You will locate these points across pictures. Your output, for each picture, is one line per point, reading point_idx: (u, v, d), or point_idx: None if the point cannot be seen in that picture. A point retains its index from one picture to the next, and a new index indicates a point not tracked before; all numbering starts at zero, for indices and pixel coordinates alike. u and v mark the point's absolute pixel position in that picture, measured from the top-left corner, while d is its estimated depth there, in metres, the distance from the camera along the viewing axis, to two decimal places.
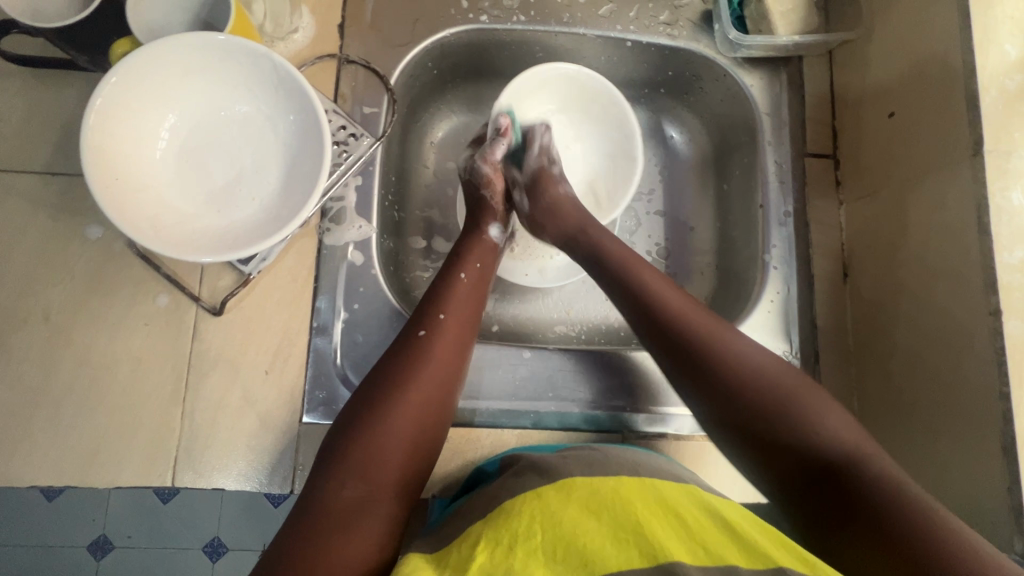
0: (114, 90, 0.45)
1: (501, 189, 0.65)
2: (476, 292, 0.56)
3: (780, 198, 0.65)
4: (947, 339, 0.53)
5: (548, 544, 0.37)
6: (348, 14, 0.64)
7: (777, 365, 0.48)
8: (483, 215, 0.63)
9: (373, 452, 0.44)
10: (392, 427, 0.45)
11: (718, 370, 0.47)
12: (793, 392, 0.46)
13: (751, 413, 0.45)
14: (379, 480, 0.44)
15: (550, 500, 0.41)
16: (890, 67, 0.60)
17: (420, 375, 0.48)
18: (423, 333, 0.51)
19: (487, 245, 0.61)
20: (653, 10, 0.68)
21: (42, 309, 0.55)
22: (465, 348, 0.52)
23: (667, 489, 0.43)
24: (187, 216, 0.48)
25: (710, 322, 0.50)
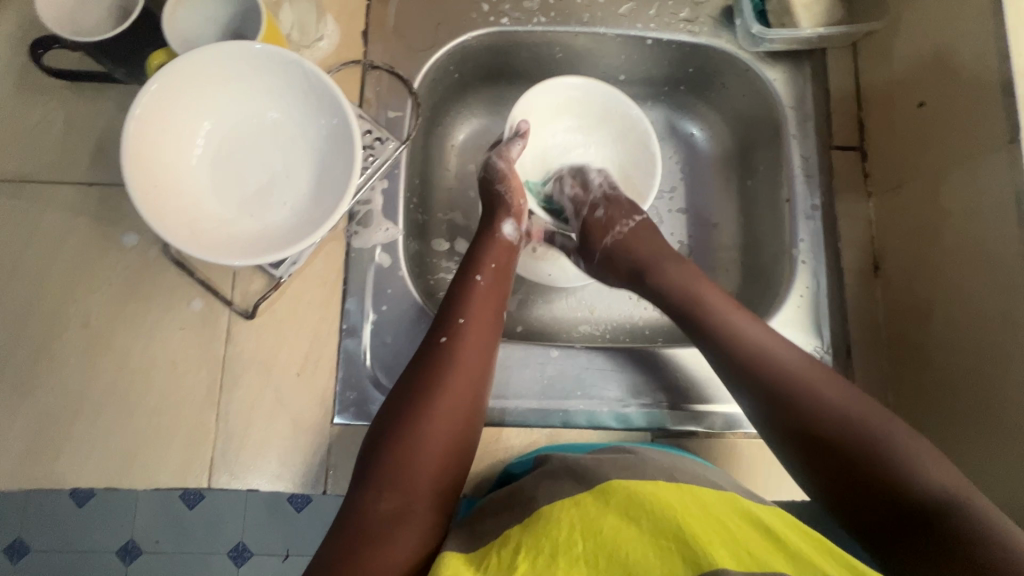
0: (152, 100, 0.46)
1: (515, 183, 0.63)
2: (494, 294, 0.56)
3: (807, 192, 0.65)
4: (989, 331, 0.51)
5: (591, 554, 0.37)
6: (371, 20, 0.65)
7: (858, 399, 0.46)
8: (496, 214, 0.62)
9: (403, 464, 0.44)
10: (421, 438, 0.45)
11: (796, 404, 0.46)
12: (876, 428, 0.44)
13: (822, 446, 0.45)
14: (413, 489, 0.44)
15: (589, 507, 0.41)
16: (918, 57, 0.59)
17: (444, 384, 0.48)
18: (445, 339, 0.51)
19: (502, 244, 0.60)
20: (673, 7, 0.68)
21: (82, 316, 0.57)
22: (488, 349, 0.52)
23: (708, 494, 0.43)
24: (223, 223, 0.49)
25: (777, 352, 0.50)
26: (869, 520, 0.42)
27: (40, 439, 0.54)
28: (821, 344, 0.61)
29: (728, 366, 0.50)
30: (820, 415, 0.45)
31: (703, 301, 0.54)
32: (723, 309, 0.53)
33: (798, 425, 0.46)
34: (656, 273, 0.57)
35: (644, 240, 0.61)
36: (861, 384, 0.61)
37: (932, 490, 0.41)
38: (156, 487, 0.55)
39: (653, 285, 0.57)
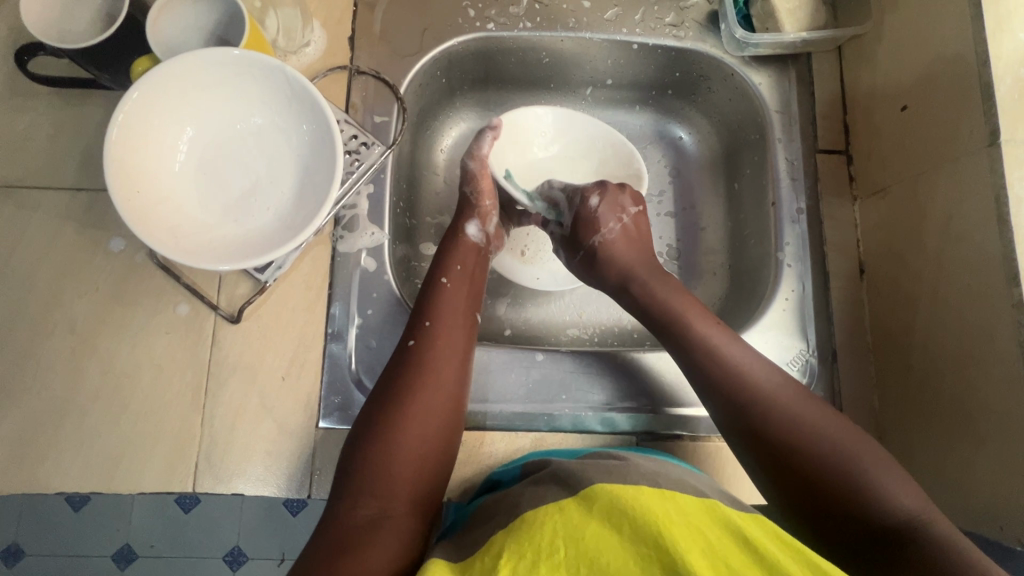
0: (134, 107, 0.46)
1: (484, 185, 0.63)
2: (464, 296, 0.57)
3: (792, 196, 0.65)
4: (971, 334, 0.51)
5: (572, 561, 0.37)
6: (358, 26, 0.65)
7: (822, 414, 0.48)
8: (462, 215, 0.63)
9: (376, 471, 0.45)
10: (392, 445, 0.46)
11: (761, 419, 0.47)
12: (838, 445, 0.45)
13: (785, 462, 0.46)
14: (389, 495, 0.44)
15: (572, 512, 0.41)
16: (901, 60, 0.59)
17: (413, 389, 0.49)
18: (413, 343, 0.52)
19: (468, 245, 0.61)
20: (659, 12, 0.68)
21: (68, 320, 0.57)
22: (459, 352, 0.53)
23: (688, 500, 0.41)
24: (207, 228, 0.49)
25: (750, 368, 0.50)
26: (835, 537, 0.43)
27: (27, 444, 0.55)
28: (806, 347, 0.61)
29: (705, 381, 0.51)
30: (789, 432, 0.46)
31: (686, 316, 0.55)
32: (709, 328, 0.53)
33: (766, 441, 0.47)
34: (643, 284, 0.59)
35: (621, 252, 0.61)
36: (847, 387, 0.61)
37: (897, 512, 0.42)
38: (141, 491, 0.55)
39: (640, 294, 0.58)
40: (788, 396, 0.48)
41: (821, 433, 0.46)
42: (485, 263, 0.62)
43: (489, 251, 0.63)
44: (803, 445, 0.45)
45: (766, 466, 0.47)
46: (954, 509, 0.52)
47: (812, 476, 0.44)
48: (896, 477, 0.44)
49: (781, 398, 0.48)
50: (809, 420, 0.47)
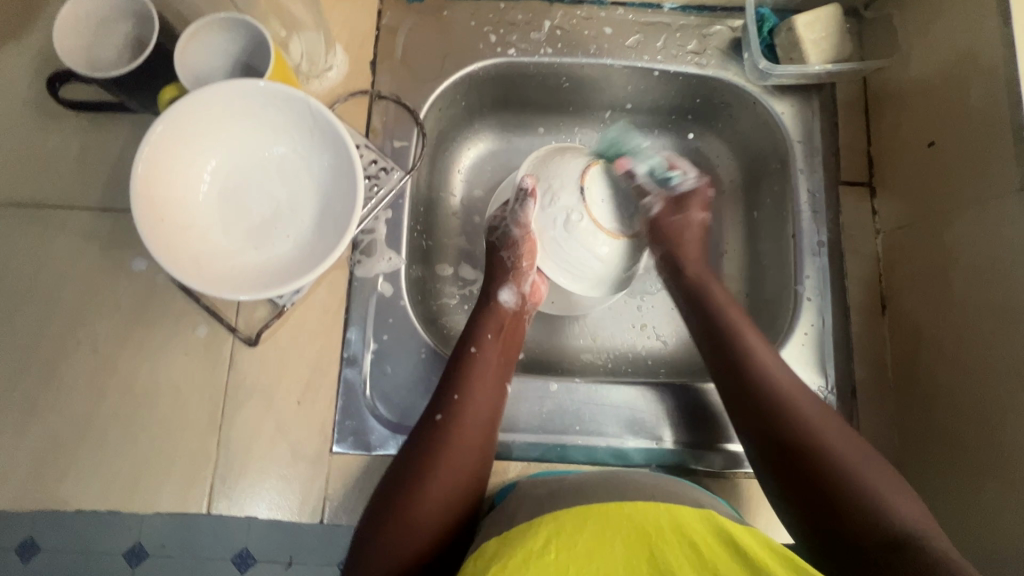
0: (160, 138, 0.47)
1: (525, 250, 0.63)
2: (493, 368, 0.57)
3: (813, 228, 0.64)
4: (999, 381, 0.50)
5: (562, 565, 0.37)
6: (380, 51, 0.66)
7: (852, 444, 0.49)
8: (496, 280, 0.63)
9: (396, 548, 0.46)
10: (416, 523, 0.48)
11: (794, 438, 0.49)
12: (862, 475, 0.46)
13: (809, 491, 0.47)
14: (407, 565, 0.46)
15: (567, 520, 0.40)
16: (930, 95, 0.58)
17: (441, 469, 0.50)
18: (439, 418, 0.53)
19: (502, 314, 0.62)
20: (681, 39, 0.68)
21: (90, 339, 0.58)
22: (485, 427, 0.53)
23: (685, 510, 0.41)
24: (229, 255, 0.50)
25: (785, 379, 0.53)
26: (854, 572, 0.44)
27: (47, 460, 0.56)
28: (825, 383, 0.60)
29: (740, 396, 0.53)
30: (801, 440, 0.49)
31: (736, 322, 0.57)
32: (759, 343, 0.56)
33: (776, 445, 0.50)
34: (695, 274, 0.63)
35: (694, 237, 0.66)
36: (865, 426, 0.60)
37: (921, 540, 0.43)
38: (157, 511, 0.55)
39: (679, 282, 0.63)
40: (800, 404, 0.51)
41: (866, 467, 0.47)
42: (520, 329, 0.63)
43: (522, 315, 0.63)
44: (812, 452, 0.48)
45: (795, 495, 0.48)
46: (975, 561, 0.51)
47: (818, 483, 0.47)
48: (897, 488, 0.46)
49: (800, 404, 0.51)
50: (818, 426, 0.49)
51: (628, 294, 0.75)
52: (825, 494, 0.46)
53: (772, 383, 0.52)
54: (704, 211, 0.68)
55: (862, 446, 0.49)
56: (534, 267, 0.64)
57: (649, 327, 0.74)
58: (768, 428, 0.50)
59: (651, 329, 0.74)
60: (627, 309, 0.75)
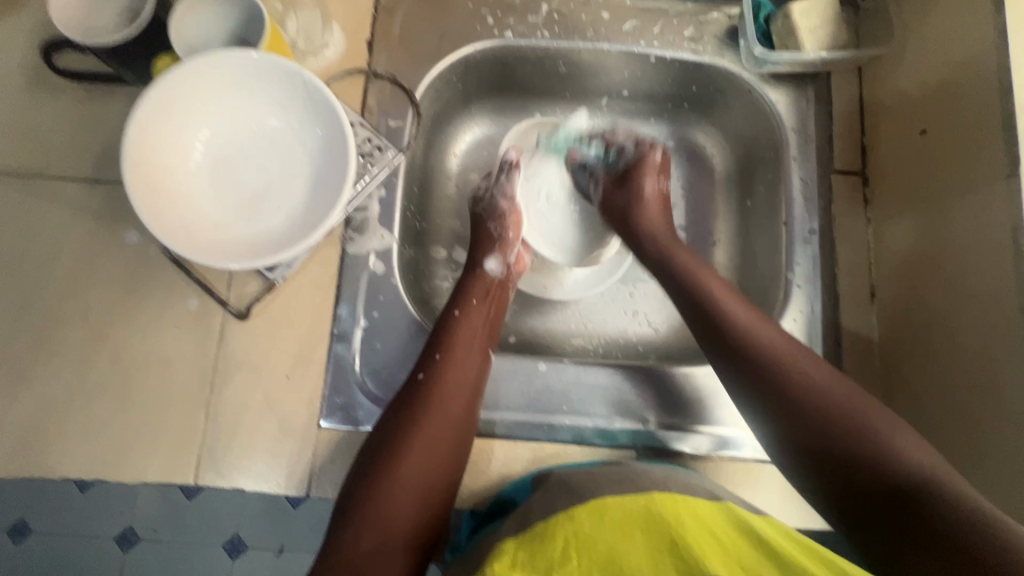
0: (152, 104, 0.47)
1: (510, 223, 0.67)
2: (478, 328, 0.59)
3: (805, 216, 0.64)
4: (983, 365, 0.50)
5: (585, 568, 0.38)
6: (377, 30, 0.66)
7: (848, 393, 0.49)
8: (482, 248, 0.66)
9: (383, 499, 0.48)
10: (401, 476, 0.49)
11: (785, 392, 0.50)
12: (861, 417, 0.47)
13: (808, 435, 0.48)
14: (392, 516, 0.48)
15: (583, 521, 0.42)
16: (922, 83, 0.59)
17: (426, 422, 0.52)
18: (423, 377, 0.54)
19: (488, 280, 0.63)
20: (678, 26, 0.68)
21: (81, 310, 0.58)
22: (466, 385, 0.55)
23: (701, 504, 0.43)
24: (219, 225, 0.50)
25: (763, 332, 0.53)
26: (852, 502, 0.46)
27: (35, 428, 0.56)
28: None
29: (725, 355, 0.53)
30: (805, 401, 0.49)
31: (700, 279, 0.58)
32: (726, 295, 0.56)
33: (775, 404, 0.50)
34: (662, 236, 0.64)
35: (655, 212, 0.66)
36: None
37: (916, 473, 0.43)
38: (144, 481, 0.55)
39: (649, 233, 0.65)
40: (803, 363, 0.51)
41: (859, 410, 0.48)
42: (506, 295, 0.65)
43: (508, 282, 0.65)
44: (799, 395, 0.49)
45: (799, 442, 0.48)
46: None
47: (829, 438, 0.47)
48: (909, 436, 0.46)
49: (796, 361, 0.51)
50: (821, 385, 0.49)
51: (620, 281, 0.75)
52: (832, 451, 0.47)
53: (765, 346, 0.52)
54: (654, 180, 0.69)
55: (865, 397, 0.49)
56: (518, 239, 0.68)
57: (640, 315, 0.74)
58: (772, 392, 0.50)
59: (642, 316, 0.74)
60: (618, 296, 0.75)
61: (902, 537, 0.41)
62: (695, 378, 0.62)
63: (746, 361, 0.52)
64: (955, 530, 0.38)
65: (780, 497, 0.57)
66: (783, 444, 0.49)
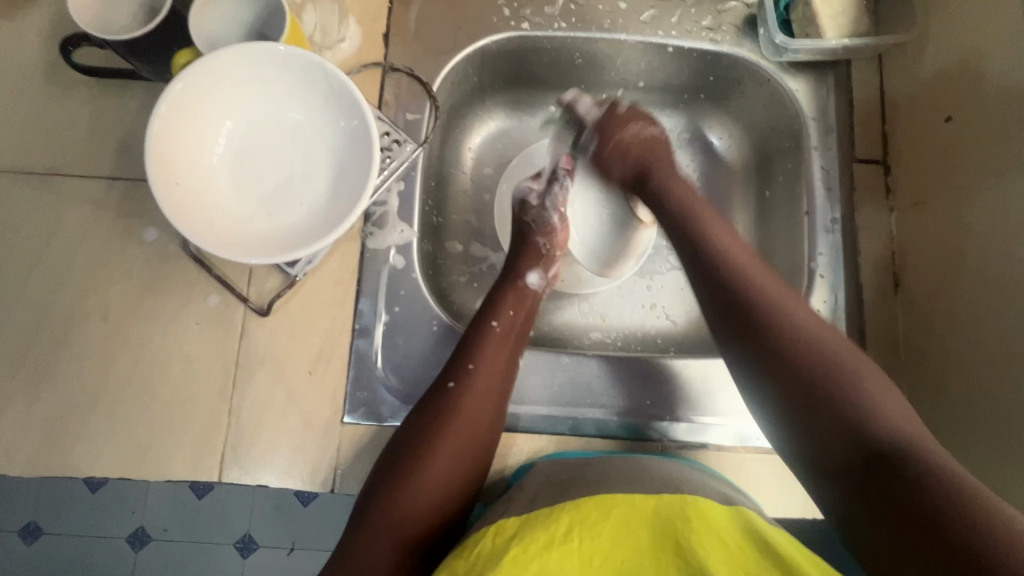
0: (175, 98, 0.47)
1: (559, 239, 0.67)
2: (512, 343, 0.57)
3: (827, 205, 0.64)
4: (1014, 354, 0.50)
5: (585, 553, 0.41)
6: (393, 23, 0.65)
7: (842, 345, 0.48)
8: (526, 260, 0.64)
9: (403, 505, 0.48)
10: (424, 481, 0.49)
11: (783, 332, 0.49)
12: (848, 371, 0.46)
13: (793, 376, 0.47)
14: (411, 517, 0.48)
15: (589, 511, 0.44)
16: (947, 71, 0.58)
17: (456, 431, 0.51)
18: (452, 386, 0.53)
19: (525, 293, 0.62)
20: (696, 15, 0.67)
21: (101, 308, 0.58)
22: (496, 397, 0.54)
23: (716, 508, 0.44)
24: (241, 221, 0.50)
25: (759, 271, 0.53)
26: (834, 457, 0.44)
27: (58, 427, 0.56)
28: None
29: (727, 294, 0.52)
30: (794, 345, 0.48)
31: (702, 218, 0.58)
32: (731, 240, 0.56)
33: (769, 359, 0.48)
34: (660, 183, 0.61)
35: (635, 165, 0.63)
36: None
37: (896, 436, 0.42)
38: (168, 478, 0.55)
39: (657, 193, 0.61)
40: (798, 317, 0.50)
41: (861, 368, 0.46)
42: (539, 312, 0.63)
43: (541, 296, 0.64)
44: (785, 338, 0.48)
45: (789, 392, 0.47)
46: None
47: (811, 396, 0.46)
48: (896, 400, 0.44)
49: (797, 315, 0.50)
50: (811, 330, 0.49)
51: (637, 274, 0.75)
52: (817, 403, 0.45)
53: (758, 286, 0.52)
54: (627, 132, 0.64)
55: (860, 361, 0.47)
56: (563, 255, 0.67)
57: (658, 307, 0.74)
58: (759, 345, 0.49)
59: (661, 309, 0.74)
60: (636, 289, 0.74)
61: (877, 506, 0.40)
62: (717, 371, 0.61)
63: (738, 304, 0.51)
64: (935, 501, 0.37)
65: (806, 489, 0.57)
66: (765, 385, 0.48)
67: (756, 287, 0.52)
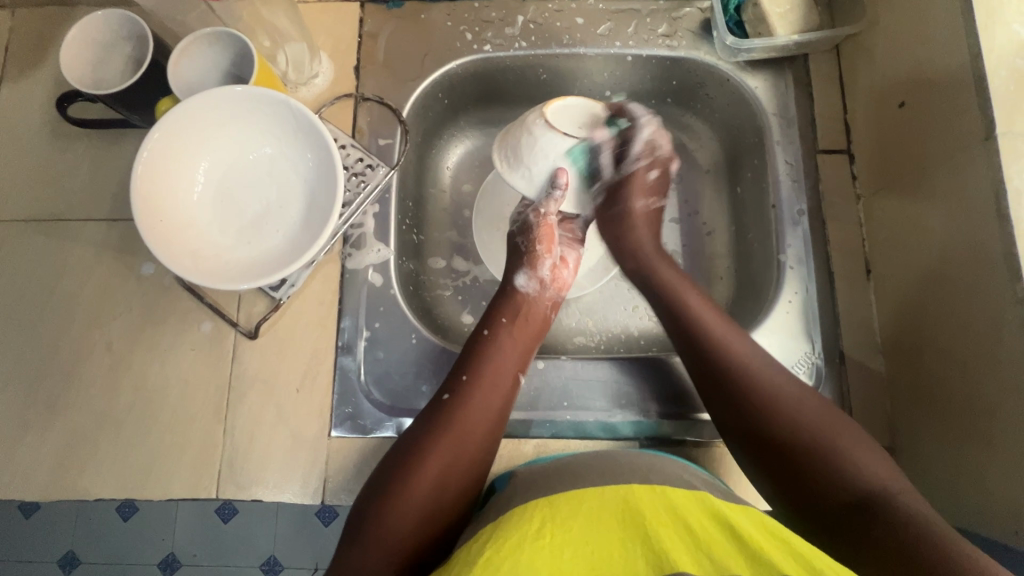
0: (157, 145, 0.51)
1: (540, 236, 0.64)
2: (505, 347, 0.58)
3: (793, 197, 0.65)
4: (979, 330, 0.49)
5: (557, 544, 0.40)
6: (363, 56, 0.70)
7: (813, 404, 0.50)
8: (512, 266, 0.65)
9: (393, 515, 0.48)
10: (414, 488, 0.49)
11: (744, 392, 0.51)
12: (821, 435, 0.48)
13: (764, 449, 0.49)
14: (404, 529, 0.47)
15: (561, 506, 0.44)
16: (896, 58, 0.59)
17: (447, 439, 0.51)
18: (447, 397, 0.54)
19: (518, 297, 0.63)
20: (651, 24, 0.70)
21: (105, 340, 0.62)
22: (492, 406, 0.54)
23: (678, 493, 0.45)
24: (223, 250, 0.53)
25: (735, 341, 0.55)
26: (823, 512, 0.46)
27: (70, 453, 0.60)
28: (812, 351, 0.61)
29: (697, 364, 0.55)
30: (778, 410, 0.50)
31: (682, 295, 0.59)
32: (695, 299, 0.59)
33: (744, 423, 0.51)
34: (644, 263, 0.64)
35: (641, 230, 0.66)
36: (854, 390, 0.60)
37: (872, 489, 0.45)
38: (170, 497, 0.58)
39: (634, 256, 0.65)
40: (784, 388, 0.51)
41: (838, 435, 0.48)
42: (541, 315, 0.63)
43: (540, 299, 0.64)
44: (751, 403, 0.51)
45: (762, 451, 0.49)
46: (968, 513, 0.50)
47: (790, 466, 0.48)
48: (869, 452, 0.47)
49: (750, 362, 0.53)
50: (784, 396, 0.51)
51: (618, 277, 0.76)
52: (797, 473, 0.47)
53: (742, 365, 0.53)
54: (643, 200, 0.67)
55: (839, 420, 0.49)
56: (550, 252, 0.64)
57: (640, 308, 0.75)
58: (731, 405, 0.52)
59: (644, 310, 0.75)
60: (618, 292, 0.76)
61: (855, 545, 0.43)
62: None
63: (713, 378, 0.53)
64: (910, 539, 0.40)
65: None
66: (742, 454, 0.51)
67: (727, 354, 0.54)
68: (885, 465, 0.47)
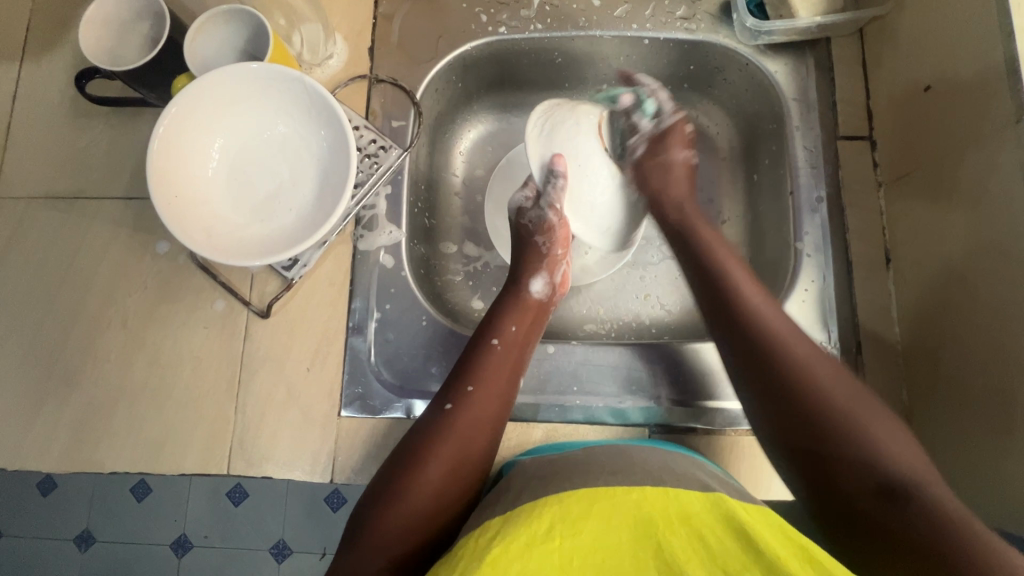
0: (173, 120, 0.51)
1: (558, 236, 0.65)
2: (512, 356, 0.57)
3: (812, 183, 0.63)
4: (1004, 319, 0.48)
5: (567, 553, 0.39)
6: (377, 37, 0.69)
7: (846, 383, 0.48)
8: (525, 268, 0.64)
9: (390, 523, 0.47)
10: (413, 497, 0.48)
11: (782, 370, 0.49)
12: (853, 415, 0.46)
13: (791, 429, 0.47)
14: (399, 537, 0.47)
15: (572, 507, 0.42)
16: (923, 41, 0.57)
17: (448, 449, 0.50)
18: (449, 407, 0.52)
19: (527, 302, 0.61)
20: (669, 7, 0.69)
21: (120, 317, 0.63)
22: (494, 417, 0.53)
23: (692, 498, 0.42)
24: (237, 227, 0.54)
25: (770, 316, 0.52)
26: (845, 494, 0.44)
27: (86, 426, 0.61)
28: (827, 340, 0.60)
29: (737, 332, 0.52)
30: (815, 404, 0.47)
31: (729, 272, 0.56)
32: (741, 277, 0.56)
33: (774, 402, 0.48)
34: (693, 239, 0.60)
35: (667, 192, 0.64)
36: (870, 380, 0.58)
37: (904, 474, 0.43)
38: (182, 472, 0.59)
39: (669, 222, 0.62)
40: (818, 366, 0.49)
41: (871, 418, 0.46)
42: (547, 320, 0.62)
43: (548, 305, 0.63)
44: (789, 380, 0.48)
45: (789, 430, 0.47)
46: (986, 507, 0.49)
47: (819, 445, 0.46)
48: (901, 438, 0.45)
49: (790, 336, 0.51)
50: (821, 377, 0.48)
51: (630, 265, 0.76)
52: (827, 454, 0.45)
53: (783, 343, 0.50)
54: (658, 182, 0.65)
55: (867, 398, 0.47)
56: (565, 255, 0.66)
57: (652, 297, 0.74)
58: (764, 380, 0.49)
59: (655, 298, 0.74)
60: (630, 279, 0.75)
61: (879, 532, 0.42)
62: (711, 354, 0.61)
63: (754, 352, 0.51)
64: (942, 531, 0.39)
65: None
66: (771, 434, 0.48)
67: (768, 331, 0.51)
68: (911, 444, 0.45)
